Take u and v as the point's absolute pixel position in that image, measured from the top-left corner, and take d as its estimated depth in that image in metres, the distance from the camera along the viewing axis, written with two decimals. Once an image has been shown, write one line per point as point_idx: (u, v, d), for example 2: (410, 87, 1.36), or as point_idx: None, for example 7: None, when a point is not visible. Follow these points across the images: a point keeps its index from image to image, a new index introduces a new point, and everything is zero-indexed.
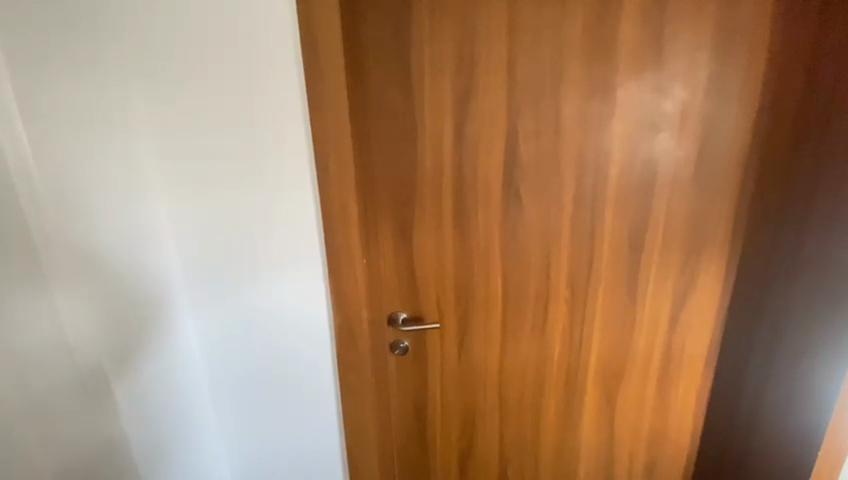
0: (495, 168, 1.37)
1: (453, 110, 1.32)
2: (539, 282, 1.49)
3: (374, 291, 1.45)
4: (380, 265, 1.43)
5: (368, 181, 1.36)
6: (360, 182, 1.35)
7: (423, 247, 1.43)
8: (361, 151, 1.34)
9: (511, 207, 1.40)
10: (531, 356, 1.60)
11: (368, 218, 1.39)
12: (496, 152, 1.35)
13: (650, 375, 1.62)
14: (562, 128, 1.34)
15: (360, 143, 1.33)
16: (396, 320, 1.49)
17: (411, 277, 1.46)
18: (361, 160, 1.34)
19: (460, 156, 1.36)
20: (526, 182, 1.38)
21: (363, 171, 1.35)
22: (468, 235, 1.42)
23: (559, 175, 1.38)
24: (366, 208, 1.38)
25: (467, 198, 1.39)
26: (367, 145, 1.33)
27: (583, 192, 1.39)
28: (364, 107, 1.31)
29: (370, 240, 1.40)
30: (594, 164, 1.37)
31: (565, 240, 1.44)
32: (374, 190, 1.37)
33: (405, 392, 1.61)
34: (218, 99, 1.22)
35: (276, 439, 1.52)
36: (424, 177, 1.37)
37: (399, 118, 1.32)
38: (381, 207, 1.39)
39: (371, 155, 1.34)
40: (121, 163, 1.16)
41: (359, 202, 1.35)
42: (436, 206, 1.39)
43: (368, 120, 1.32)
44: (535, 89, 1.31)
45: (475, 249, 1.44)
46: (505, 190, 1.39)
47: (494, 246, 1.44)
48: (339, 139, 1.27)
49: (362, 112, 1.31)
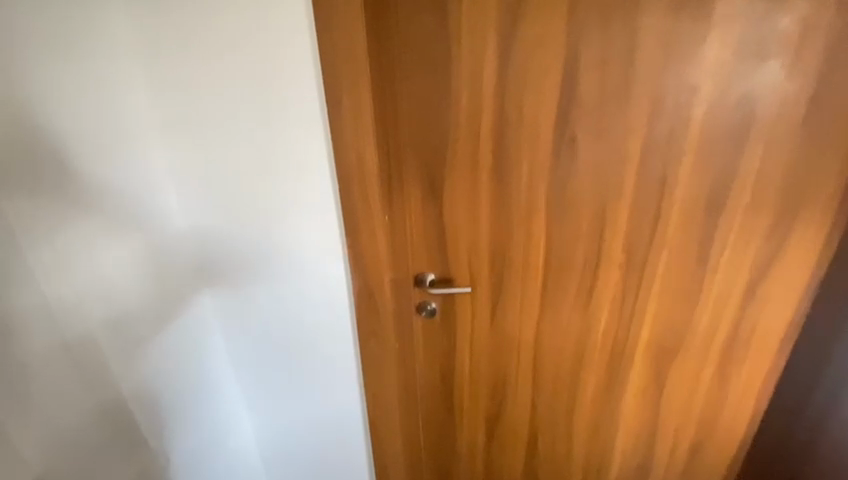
0: (547, 108, 1.12)
1: (498, 35, 1.06)
2: (590, 247, 1.28)
3: (401, 253, 1.27)
4: (407, 222, 1.26)
5: (393, 125, 1.15)
6: (381, 126, 1.12)
7: (455, 202, 1.24)
8: (385, 89, 1.11)
9: (563, 157, 1.17)
10: (574, 327, 1.43)
11: (392, 169, 1.18)
12: (549, 89, 1.10)
13: (710, 354, 1.43)
14: (635, 56, 1.06)
15: (382, 80, 1.11)
16: (423, 281, 1.34)
17: (442, 235, 1.29)
18: (385, 100, 1.12)
19: (504, 93, 1.12)
20: (584, 127, 1.14)
21: (387, 113, 1.13)
22: (509, 190, 1.21)
23: (626, 118, 1.12)
24: (390, 158, 1.16)
25: (510, 146, 1.16)
26: (390, 83, 1.12)
27: (654, 140, 1.14)
28: (387, 35, 1.08)
29: (396, 193, 1.22)
30: (672, 105, 1.10)
31: (625, 198, 1.21)
32: (400, 135, 1.17)
33: (431, 356, 1.50)
34: (215, 37, 1.04)
35: (295, 402, 1.46)
36: (459, 119, 1.15)
37: (431, 44, 1.08)
38: (407, 156, 1.19)
39: (397, 93, 1.13)
40: (110, 103, 1.02)
41: (383, 149, 1.14)
42: (473, 154, 1.18)
43: (393, 51, 1.10)
44: (606, 6, 1.02)
45: (517, 206, 1.23)
46: (556, 137, 1.15)
47: (539, 204, 1.23)
48: (357, 73, 1.05)
49: (385, 42, 1.09)
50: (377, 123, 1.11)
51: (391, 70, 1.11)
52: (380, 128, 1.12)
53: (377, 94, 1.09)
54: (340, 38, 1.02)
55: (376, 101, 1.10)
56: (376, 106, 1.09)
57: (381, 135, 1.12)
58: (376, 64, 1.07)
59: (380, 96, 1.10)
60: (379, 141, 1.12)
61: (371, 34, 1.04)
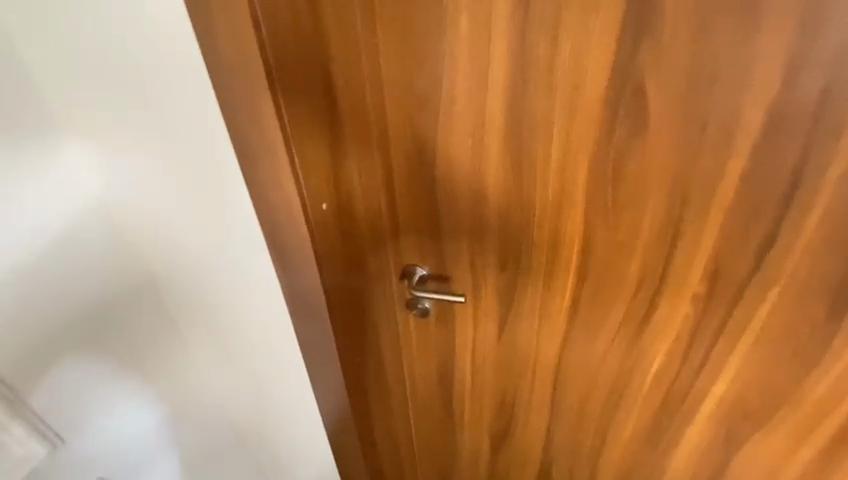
0: (602, 45, 0.66)
1: None
2: (648, 266, 0.85)
3: (372, 251, 0.99)
4: (379, 222, 0.95)
5: (339, 109, 0.81)
6: (313, 115, 0.83)
7: (450, 186, 0.87)
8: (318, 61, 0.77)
9: (618, 136, 0.73)
10: (611, 362, 1.04)
11: (345, 162, 0.87)
12: (609, 10, 0.63)
13: (817, 433, 0.97)
14: None
15: (313, 49, 0.75)
16: (410, 275, 1.02)
17: (434, 223, 0.94)
18: (321, 76, 0.78)
19: (526, 27, 0.67)
20: (662, 90, 0.67)
21: (323, 94, 0.80)
22: (530, 171, 0.81)
23: (743, 75, 0.64)
24: (336, 153, 0.86)
25: (534, 105, 0.74)
26: (335, 40, 0.74)
27: (790, 116, 0.65)
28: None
29: (361, 185, 0.90)
30: (841, 53, 0.59)
31: (719, 204, 0.75)
32: (356, 118, 0.82)
33: (421, 370, 1.19)
34: None
35: (245, 393, 1.26)
36: (454, 67, 0.74)
37: None
38: (377, 135, 0.83)
39: (349, 50, 0.75)
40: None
41: (323, 142, 0.85)
42: (476, 115, 0.78)
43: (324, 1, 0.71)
44: None
45: (538, 195, 0.83)
46: (611, 102, 0.70)
47: (575, 196, 0.81)
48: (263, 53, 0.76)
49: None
50: (301, 115, 0.83)
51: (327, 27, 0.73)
52: (309, 118, 0.83)
53: (299, 72, 0.78)
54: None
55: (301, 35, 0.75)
56: (297, 91, 0.80)
57: (309, 128, 0.84)
58: (290, 29, 0.74)
59: (306, 75, 0.78)
60: (308, 135, 0.85)
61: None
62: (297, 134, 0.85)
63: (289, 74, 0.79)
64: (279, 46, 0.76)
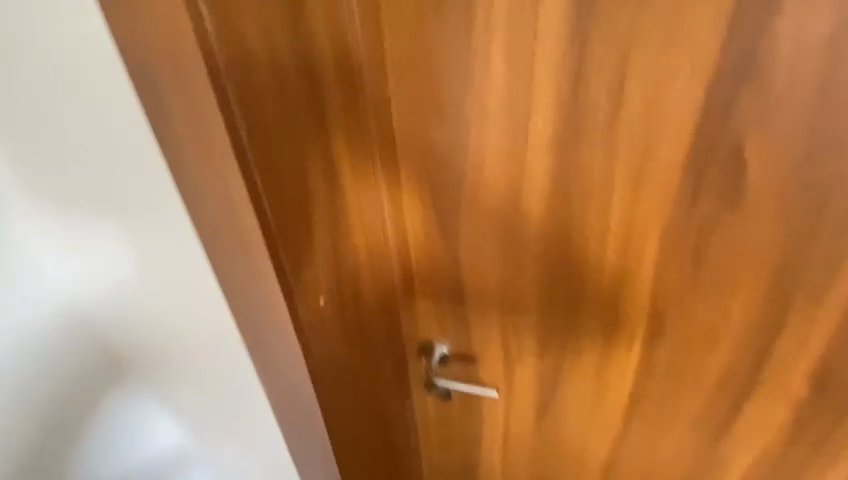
0: (688, 91, 0.49)
1: None
2: (734, 362, 0.67)
3: (383, 339, 0.83)
4: (391, 303, 0.79)
5: (338, 188, 0.67)
6: (304, 198, 0.68)
7: (477, 257, 0.71)
8: (312, 135, 0.63)
9: (705, 207, 0.55)
10: (678, 467, 0.83)
11: (349, 245, 0.73)
12: (699, 46, 0.47)
13: None
14: None
15: (303, 123, 0.62)
16: (430, 354, 0.84)
17: (458, 299, 0.76)
18: (316, 153, 0.64)
19: (583, 75, 0.51)
20: (767, 151, 0.51)
21: (319, 174, 0.66)
22: (582, 245, 0.63)
23: None
24: (336, 238, 0.72)
25: (590, 166, 0.57)
26: (336, 103, 0.60)
27: None
28: (293, 47, 0.56)
29: (369, 266, 0.75)
30: None
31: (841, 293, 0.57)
32: (360, 193, 0.68)
33: (440, 462, 1.00)
34: None
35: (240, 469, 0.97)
36: (485, 121, 0.58)
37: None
38: (389, 204, 0.69)
39: (353, 113, 0.61)
40: None
41: (318, 227, 0.71)
42: (512, 176, 0.61)
43: (316, 65, 0.57)
44: None
45: (592, 271, 0.65)
46: (695, 167, 0.53)
47: (640, 274, 0.63)
48: (237, 132, 0.64)
49: (297, 54, 0.57)
50: (289, 199, 0.69)
51: (320, 95, 0.60)
52: (301, 201, 0.69)
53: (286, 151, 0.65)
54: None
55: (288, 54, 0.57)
56: (283, 172, 0.67)
57: (301, 214, 0.69)
58: (274, 101, 0.61)
59: (294, 154, 0.65)
60: (297, 222, 0.70)
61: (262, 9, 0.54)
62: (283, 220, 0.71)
63: (272, 154, 0.66)
64: (261, 123, 0.63)
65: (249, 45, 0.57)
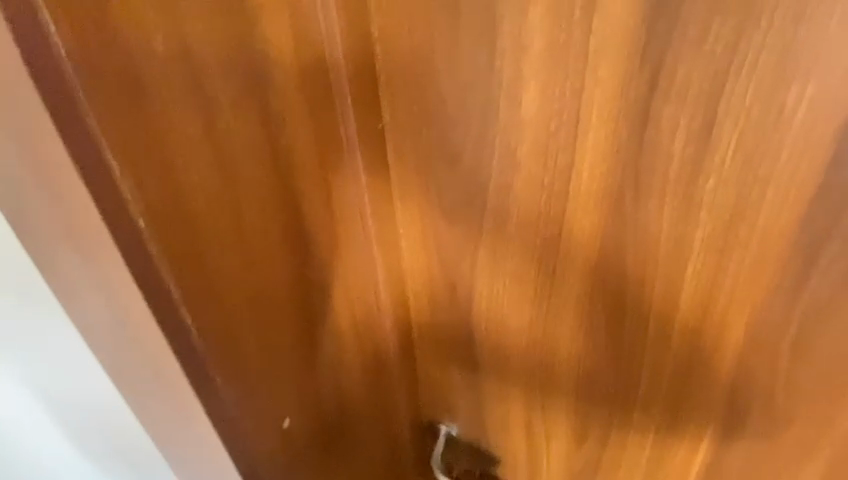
0: (808, 137, 0.34)
1: None
2: None
3: (374, 439, 0.64)
4: (386, 385, 0.62)
5: (315, 281, 0.47)
6: (261, 312, 0.44)
7: (497, 332, 0.56)
8: (274, 217, 0.42)
9: (812, 296, 0.40)
10: None
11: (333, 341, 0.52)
12: (833, 73, 0.32)
13: None
14: None
15: (255, 208, 0.40)
16: (434, 433, 0.68)
17: (472, 373, 0.61)
18: (283, 238, 0.43)
19: (654, 119, 0.37)
20: None
21: (281, 273, 0.44)
22: (635, 326, 0.49)
23: None
24: (307, 351, 0.49)
25: (655, 229, 0.42)
26: (313, 170, 0.43)
27: None
28: (234, 87, 0.36)
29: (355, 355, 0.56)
30: None
31: None
32: (343, 268, 0.49)
33: None
34: None
35: None
36: (512, 170, 0.44)
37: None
38: (382, 265, 0.53)
39: (335, 167, 0.45)
40: None
41: (296, 345, 0.48)
42: (546, 237, 0.47)
43: (275, 113, 0.39)
44: None
45: (649, 356, 0.50)
46: (803, 246, 0.38)
47: (714, 364, 0.48)
48: (134, 227, 0.35)
49: (239, 101, 0.37)
50: (234, 324, 0.42)
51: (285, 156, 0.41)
52: (256, 322, 0.43)
53: (233, 254, 0.40)
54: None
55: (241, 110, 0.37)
56: (227, 286, 0.40)
57: (254, 340, 0.44)
58: (202, 172, 0.36)
59: (245, 250, 0.41)
60: (256, 353, 0.44)
61: (171, 26, 0.32)
62: (221, 358, 0.42)
63: (206, 261, 0.38)
64: (180, 212, 0.36)
65: (143, 76, 0.32)
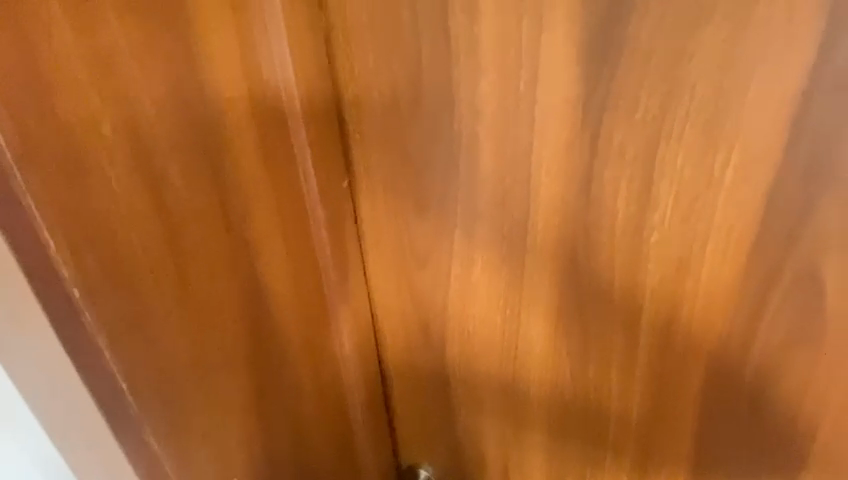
0: (738, 196, 0.36)
1: (592, 22, 0.35)
2: None
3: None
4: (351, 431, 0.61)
5: (270, 331, 0.49)
6: (201, 357, 0.44)
7: (471, 373, 0.57)
8: (225, 272, 0.44)
9: (764, 346, 0.41)
10: None
11: (293, 386, 0.53)
12: (752, 139, 0.35)
13: None
14: None
15: (195, 254, 0.41)
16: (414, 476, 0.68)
17: (446, 413, 0.62)
18: (236, 292, 0.45)
19: (598, 177, 0.40)
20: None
21: (224, 318, 0.45)
22: (602, 371, 0.49)
23: None
24: (261, 400, 0.50)
25: (609, 277, 0.44)
26: (262, 218, 0.45)
27: None
28: (184, 156, 0.39)
29: (319, 400, 0.56)
30: None
31: None
32: (302, 315, 0.51)
33: None
34: None
35: None
36: (476, 219, 0.47)
37: (397, 53, 0.42)
38: (351, 310, 0.54)
39: (294, 222, 0.47)
40: None
41: (242, 389, 0.48)
42: (511, 282, 0.49)
43: (227, 177, 0.42)
44: None
45: (615, 402, 0.50)
46: (748, 297, 0.40)
47: (678, 412, 0.48)
48: (65, 292, 0.36)
49: (189, 169, 0.39)
50: (168, 369, 0.42)
51: (238, 215, 0.43)
52: (194, 367, 0.44)
53: (169, 300, 0.41)
54: (52, 44, 0.32)
55: (182, 162, 0.39)
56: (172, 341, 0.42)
57: (191, 384, 0.44)
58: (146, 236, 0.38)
59: (184, 295, 0.41)
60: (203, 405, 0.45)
61: (114, 97, 0.35)
62: (154, 416, 0.42)
63: (149, 320, 0.40)
64: (118, 272, 0.37)
65: (82, 149, 0.34)
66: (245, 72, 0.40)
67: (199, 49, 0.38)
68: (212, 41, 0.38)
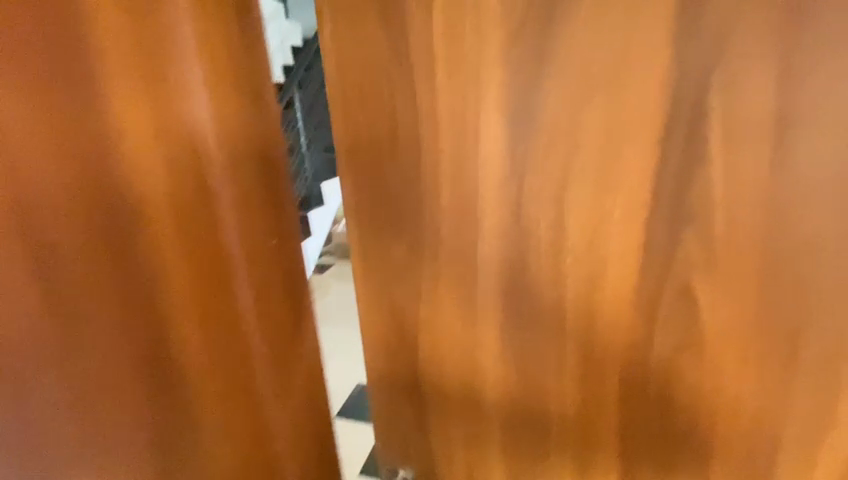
0: (626, 231, 0.48)
1: (513, 105, 0.48)
2: None
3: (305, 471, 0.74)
4: (274, 442, 0.69)
5: (178, 362, 0.55)
6: (94, 400, 0.48)
7: (437, 380, 0.66)
8: (119, 309, 0.49)
9: (663, 352, 0.51)
10: None
11: (192, 408, 0.58)
12: (630, 190, 0.46)
13: None
14: None
15: (88, 300, 0.47)
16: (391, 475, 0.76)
17: (417, 415, 0.70)
18: (103, 325, 0.48)
19: (525, 213, 0.52)
20: (721, 302, 0.47)
21: (122, 362, 0.50)
22: (542, 377, 0.59)
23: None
24: (157, 434, 0.54)
25: (541, 293, 0.55)
26: (176, 260, 0.54)
27: None
28: (80, 211, 0.45)
29: (251, 413, 0.65)
30: None
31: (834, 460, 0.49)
32: (218, 335, 0.60)
33: None
34: None
35: None
36: (439, 245, 0.58)
37: (379, 120, 0.56)
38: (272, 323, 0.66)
39: (208, 253, 0.57)
40: None
41: (141, 425, 0.53)
42: (467, 299, 0.60)
43: (137, 222, 0.50)
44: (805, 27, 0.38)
45: (554, 405, 0.59)
46: (645, 310, 0.50)
47: (605, 412, 0.57)
48: None
49: (88, 227, 0.46)
50: None
51: (138, 256, 0.50)
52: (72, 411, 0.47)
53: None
54: None
55: (77, 223, 0.45)
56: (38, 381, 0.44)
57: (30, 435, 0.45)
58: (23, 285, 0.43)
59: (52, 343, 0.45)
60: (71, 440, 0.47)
61: None
62: None
63: None
64: None
65: None
66: (188, 143, 0.54)
67: (120, 122, 0.47)
68: (131, 115, 0.48)
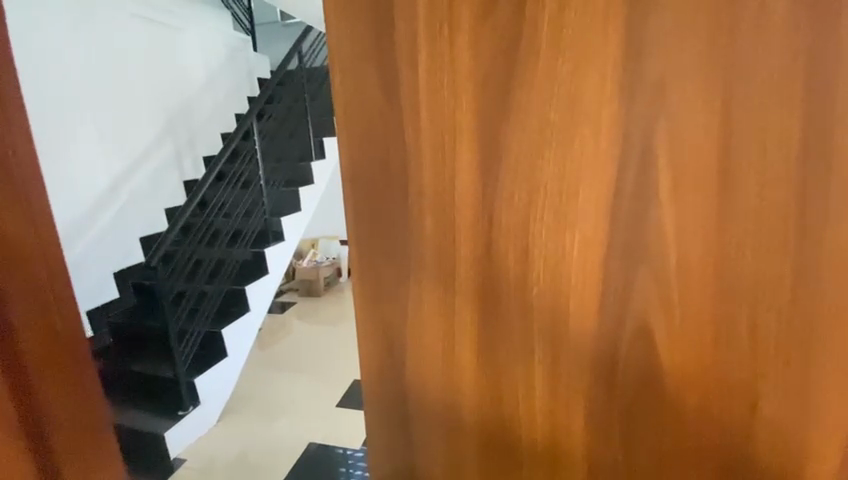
0: (585, 263, 0.50)
1: (481, 143, 0.53)
2: None
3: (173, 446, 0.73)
4: None
5: None
6: None
7: (419, 402, 0.67)
8: None
9: (625, 383, 0.51)
10: None
11: None
12: (587, 223, 0.49)
13: None
14: (823, 193, 0.40)
15: None
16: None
17: (401, 441, 0.71)
18: None
19: (494, 240, 0.55)
20: (678, 336, 0.48)
21: None
22: (511, 402, 0.59)
23: (794, 330, 0.44)
24: None
25: (510, 320, 0.56)
26: None
27: None
28: None
29: None
30: None
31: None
32: None
33: None
34: None
35: None
36: (419, 268, 0.61)
37: (365, 151, 0.60)
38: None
39: None
40: None
41: None
42: (444, 323, 0.62)
43: None
44: (738, 81, 0.41)
45: (524, 430, 0.59)
46: (605, 340, 0.51)
47: (572, 441, 0.57)
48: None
49: None
50: None
51: None
52: None
53: None
54: None
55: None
56: None
57: None
58: None
59: None
60: None
61: None
62: None
63: None
64: None
65: None
66: None
67: None
68: None
